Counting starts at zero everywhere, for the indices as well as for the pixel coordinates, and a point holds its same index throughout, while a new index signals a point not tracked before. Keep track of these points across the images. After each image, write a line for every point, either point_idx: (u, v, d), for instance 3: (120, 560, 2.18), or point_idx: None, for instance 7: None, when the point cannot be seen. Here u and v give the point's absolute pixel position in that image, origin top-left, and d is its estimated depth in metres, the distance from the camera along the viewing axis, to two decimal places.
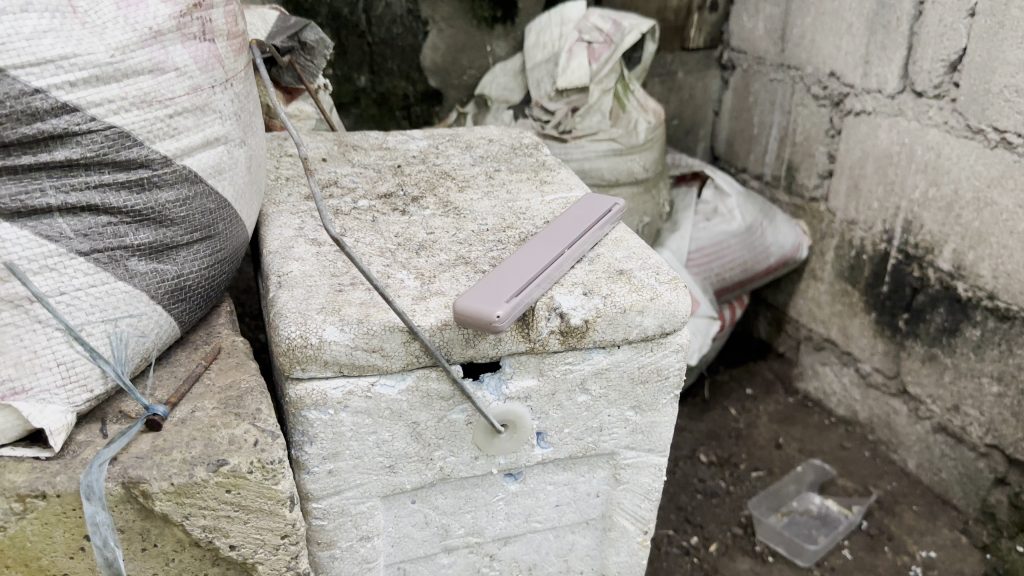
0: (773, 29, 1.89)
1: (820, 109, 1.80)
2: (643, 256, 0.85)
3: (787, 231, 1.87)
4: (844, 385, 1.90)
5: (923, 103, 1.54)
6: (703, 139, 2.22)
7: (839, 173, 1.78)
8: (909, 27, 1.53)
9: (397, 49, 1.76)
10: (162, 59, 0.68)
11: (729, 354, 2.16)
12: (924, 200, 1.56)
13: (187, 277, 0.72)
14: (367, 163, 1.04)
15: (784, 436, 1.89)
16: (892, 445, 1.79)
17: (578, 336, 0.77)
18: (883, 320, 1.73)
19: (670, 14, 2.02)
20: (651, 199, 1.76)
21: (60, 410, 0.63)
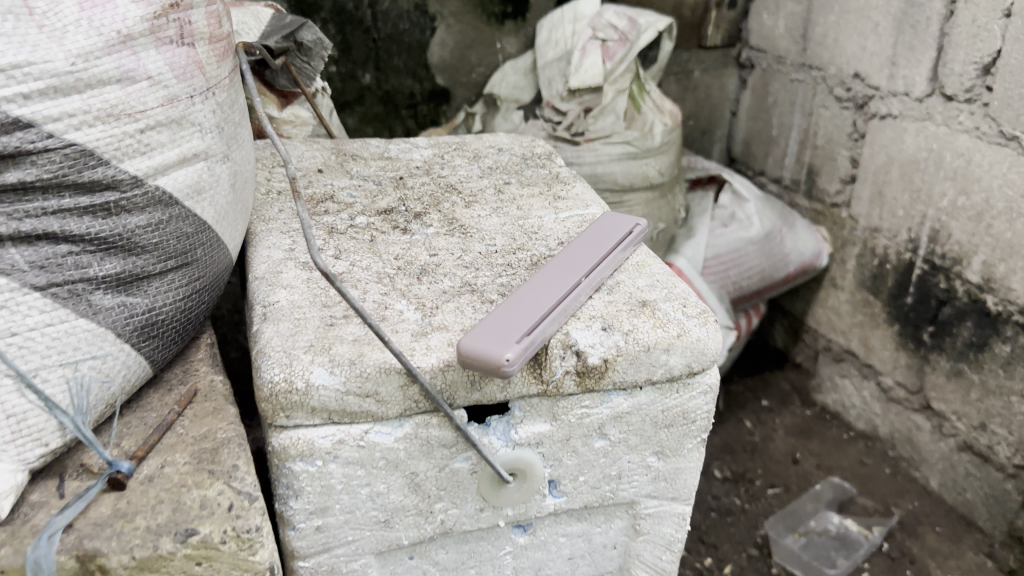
0: (795, 27, 1.80)
1: (843, 112, 1.71)
2: (667, 285, 0.77)
3: (808, 237, 1.79)
4: (864, 399, 1.81)
5: (953, 107, 1.45)
6: (719, 140, 2.13)
7: (862, 179, 1.69)
8: (939, 28, 1.44)
9: (403, 45, 1.67)
10: (132, 67, 0.60)
11: (745, 364, 2.08)
12: (952, 209, 1.48)
13: (161, 310, 0.64)
14: (367, 175, 0.96)
15: (802, 451, 1.80)
16: (914, 461, 1.71)
17: (596, 378, 0.69)
18: (906, 332, 1.64)
19: (686, 11, 1.93)
20: (666, 204, 1.68)
21: (10, 469, 0.55)
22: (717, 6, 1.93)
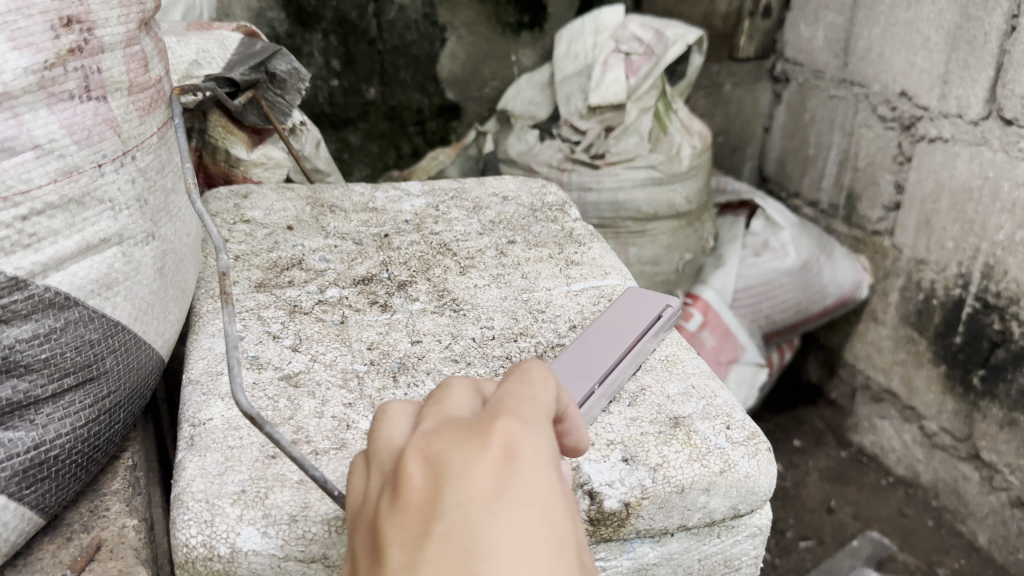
0: (835, 39, 1.63)
1: (887, 133, 1.53)
2: (706, 394, 0.62)
3: (846, 267, 1.61)
4: (904, 442, 1.64)
5: (1013, 132, 1.28)
6: (750, 158, 1.97)
7: (908, 207, 1.52)
8: (999, 45, 1.27)
9: (410, 58, 1.52)
10: (10, 136, 0.46)
11: (778, 399, 1.91)
12: (1011, 244, 1.32)
13: (58, 442, 0.50)
14: (346, 232, 0.81)
15: (836, 498, 1.62)
16: (960, 514, 1.54)
17: (616, 527, 0.54)
18: (955, 374, 1.48)
19: (717, 21, 1.76)
20: (693, 233, 1.53)
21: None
22: (750, 15, 1.76)
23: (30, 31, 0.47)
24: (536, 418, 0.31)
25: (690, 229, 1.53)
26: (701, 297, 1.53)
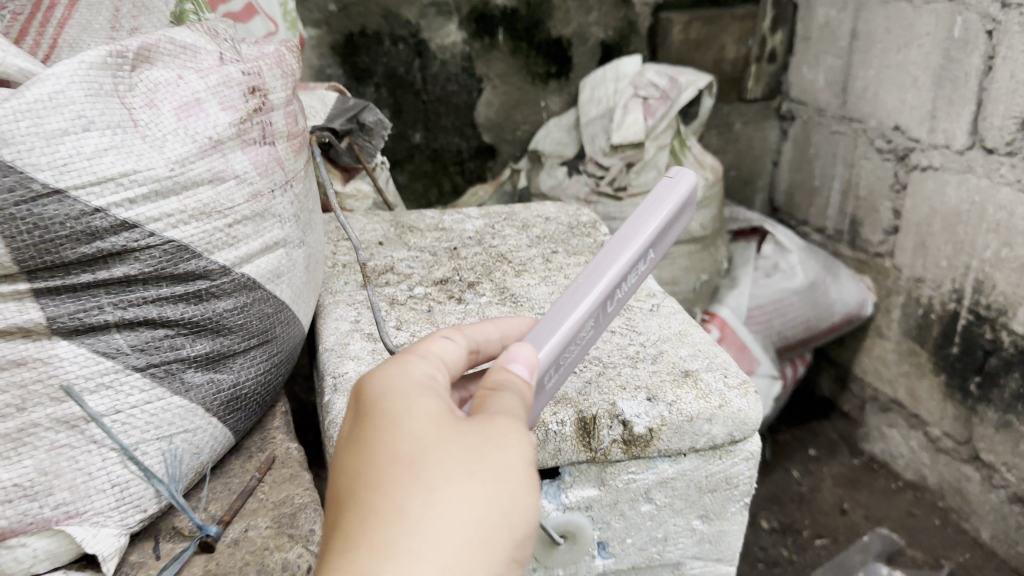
0: (835, 80, 1.84)
1: (884, 163, 1.73)
2: (709, 354, 0.81)
3: (852, 287, 1.81)
4: (911, 448, 1.81)
5: (994, 160, 1.46)
6: (761, 190, 2.18)
7: (905, 230, 1.71)
8: (978, 83, 1.46)
9: (451, 106, 1.74)
10: (222, 168, 0.67)
11: (791, 413, 2.10)
12: (996, 260, 1.48)
13: (245, 383, 0.71)
14: (424, 246, 1.03)
15: (849, 501, 1.80)
16: (965, 513, 1.70)
17: (642, 445, 0.73)
18: (954, 382, 1.65)
19: (726, 66, 1.95)
20: (710, 256, 1.75)
21: (114, 533, 0.61)
22: (757, 60, 1.97)
23: (231, 98, 0.69)
24: (402, 355, 0.49)
25: (705, 252, 1.74)
26: (717, 315, 1.74)
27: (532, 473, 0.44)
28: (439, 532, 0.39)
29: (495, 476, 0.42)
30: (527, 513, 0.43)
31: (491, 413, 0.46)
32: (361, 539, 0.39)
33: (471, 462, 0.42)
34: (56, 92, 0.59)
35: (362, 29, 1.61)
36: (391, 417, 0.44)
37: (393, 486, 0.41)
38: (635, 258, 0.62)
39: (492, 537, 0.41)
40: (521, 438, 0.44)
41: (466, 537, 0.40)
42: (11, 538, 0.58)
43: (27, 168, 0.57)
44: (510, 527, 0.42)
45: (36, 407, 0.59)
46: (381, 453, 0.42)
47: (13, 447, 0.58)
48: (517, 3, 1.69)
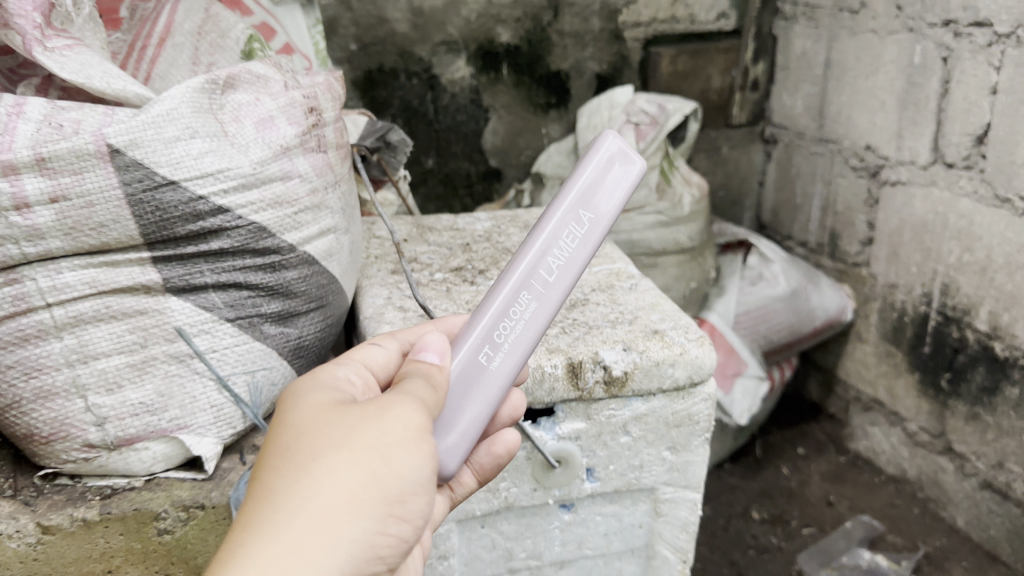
0: (812, 106, 2.01)
1: (858, 180, 1.90)
2: (675, 318, 1.00)
3: (831, 295, 1.97)
4: (892, 444, 1.97)
5: (954, 173, 1.63)
6: (749, 210, 2.34)
7: (880, 241, 1.88)
8: (937, 104, 1.63)
9: (460, 134, 1.94)
10: (290, 169, 0.87)
11: (782, 416, 2.24)
12: (960, 263, 1.65)
13: (306, 336, 0.91)
14: (441, 242, 1.22)
15: (835, 494, 1.95)
16: (941, 502, 1.85)
17: (619, 386, 0.92)
18: (926, 380, 1.81)
19: (713, 95, 2.12)
20: (698, 266, 1.90)
21: (212, 441, 0.83)
22: (741, 88, 2.14)
23: (294, 115, 0.90)
24: (335, 362, 0.64)
25: (694, 262, 1.90)
26: (707, 320, 1.87)
27: (410, 437, 0.56)
28: (322, 480, 0.52)
29: (373, 439, 0.54)
30: (404, 468, 0.55)
31: (380, 397, 0.59)
32: (261, 494, 0.52)
33: (350, 432, 0.54)
34: (171, 109, 0.79)
35: (380, 66, 1.80)
36: (296, 407, 0.57)
37: (279, 469, 0.53)
38: (555, 225, 0.71)
39: (368, 484, 0.53)
40: (401, 410, 0.57)
41: (344, 484, 0.52)
42: (138, 442, 0.80)
43: (151, 165, 0.76)
44: (386, 477, 0.54)
45: (155, 345, 0.80)
46: (284, 434, 0.55)
47: (139, 374, 0.79)
48: (519, 41, 1.89)
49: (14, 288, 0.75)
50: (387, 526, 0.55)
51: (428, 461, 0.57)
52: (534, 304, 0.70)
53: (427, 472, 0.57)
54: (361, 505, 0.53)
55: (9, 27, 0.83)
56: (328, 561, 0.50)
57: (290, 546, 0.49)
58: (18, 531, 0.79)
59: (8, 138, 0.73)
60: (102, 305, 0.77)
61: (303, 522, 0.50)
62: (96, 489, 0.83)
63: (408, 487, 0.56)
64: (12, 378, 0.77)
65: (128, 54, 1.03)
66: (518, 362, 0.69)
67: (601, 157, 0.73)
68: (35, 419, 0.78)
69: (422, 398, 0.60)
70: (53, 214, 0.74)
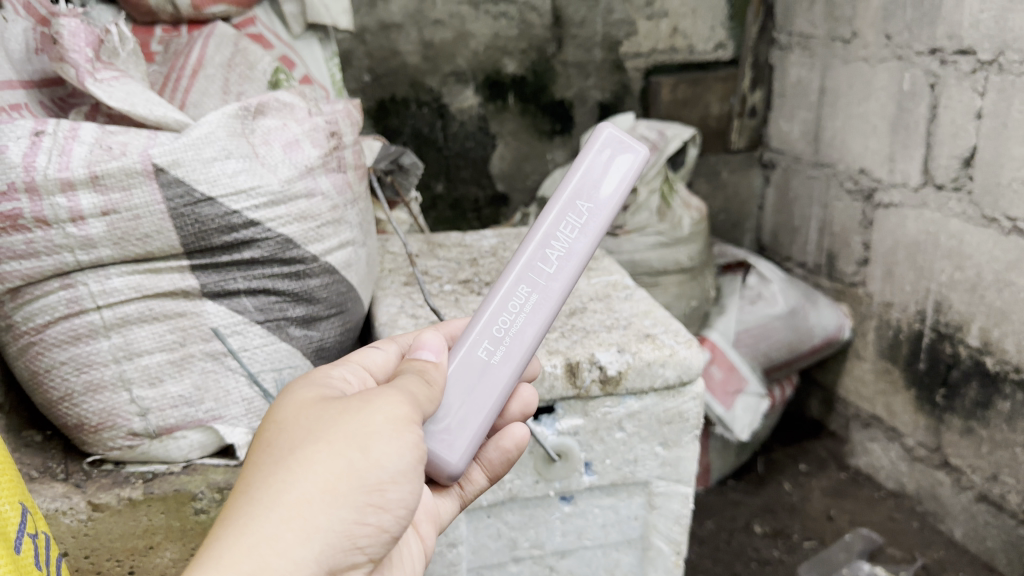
0: (808, 131, 2.00)
1: (853, 203, 1.86)
2: (666, 323, 1.08)
3: (830, 313, 1.91)
4: (891, 459, 1.87)
5: (944, 195, 1.61)
6: (749, 232, 2.32)
7: (875, 261, 1.83)
8: (926, 129, 1.62)
9: (469, 160, 2.03)
10: (313, 187, 0.96)
11: (783, 433, 2.14)
12: (950, 282, 1.61)
13: (327, 338, 1.00)
14: (450, 257, 1.31)
15: (836, 508, 1.86)
16: (940, 515, 1.76)
17: (614, 384, 0.99)
18: (923, 396, 1.74)
19: (712, 122, 2.16)
20: (697, 285, 1.90)
21: (243, 431, 0.93)
22: (739, 116, 2.16)
23: (317, 139, 0.99)
24: (335, 361, 0.68)
25: (694, 281, 1.90)
26: (708, 337, 1.80)
27: (391, 429, 0.58)
28: (298, 469, 0.54)
29: (353, 431, 0.56)
30: (383, 458, 0.57)
31: (366, 392, 0.61)
32: (244, 484, 0.54)
33: (330, 423, 0.57)
34: (209, 132, 0.88)
35: (392, 96, 1.91)
36: (289, 401, 0.60)
37: (261, 461, 0.56)
38: (555, 215, 0.77)
39: (344, 473, 0.55)
40: (384, 402, 0.59)
41: (320, 473, 0.54)
42: (177, 431, 0.91)
43: (191, 182, 0.86)
44: (363, 466, 0.56)
45: (193, 343, 0.90)
46: (272, 427, 0.58)
47: (178, 369, 0.89)
48: (525, 72, 1.98)
49: (69, 292, 0.85)
50: (366, 515, 0.56)
51: (409, 451, 0.58)
52: (534, 296, 0.75)
53: (409, 462, 0.59)
54: (338, 493, 0.54)
55: (63, 61, 0.92)
56: (303, 545, 0.52)
57: (265, 532, 0.51)
58: (71, 507, 0.89)
59: (65, 158, 0.82)
60: (146, 308, 0.87)
61: (279, 508, 0.52)
62: (139, 474, 0.94)
63: (387, 476, 0.57)
64: (66, 373, 0.88)
65: (164, 83, 1.14)
66: (520, 351, 0.74)
67: (596, 151, 0.78)
68: (86, 410, 0.89)
69: (406, 391, 0.62)
70: (104, 225, 0.83)
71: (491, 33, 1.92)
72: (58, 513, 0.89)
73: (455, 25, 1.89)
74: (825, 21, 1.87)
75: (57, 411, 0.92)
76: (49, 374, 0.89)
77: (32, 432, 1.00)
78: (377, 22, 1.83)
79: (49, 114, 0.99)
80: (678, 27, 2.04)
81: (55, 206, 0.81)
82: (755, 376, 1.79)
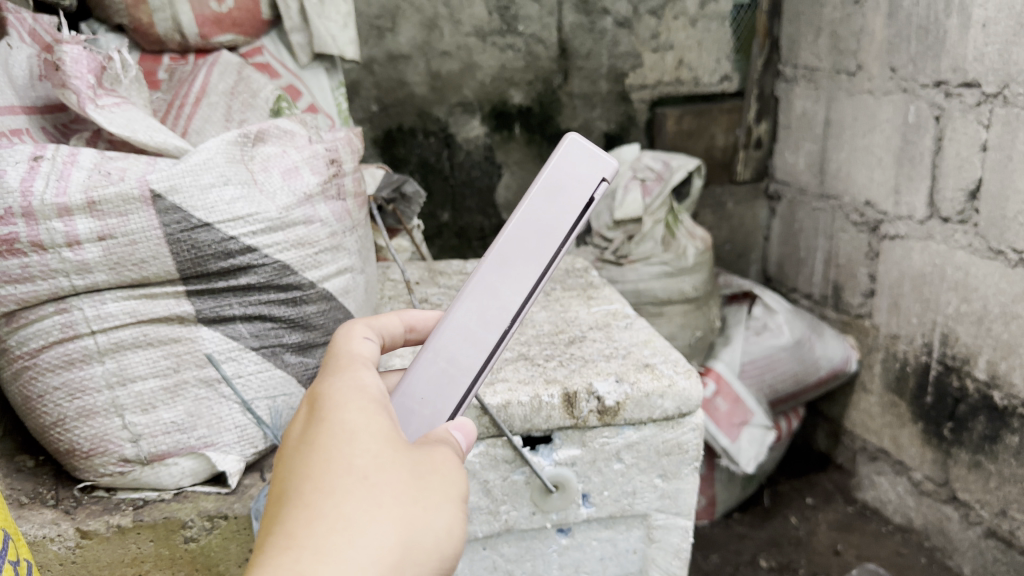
0: (813, 163, 2.00)
1: (859, 234, 1.86)
2: (665, 353, 1.06)
3: (837, 345, 1.88)
4: (899, 493, 1.85)
5: (950, 227, 1.60)
6: (755, 262, 2.31)
7: (881, 292, 1.81)
8: (931, 161, 1.62)
9: (475, 189, 2.03)
10: (312, 214, 0.96)
11: (790, 465, 2.11)
12: (957, 314, 1.60)
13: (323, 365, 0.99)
14: (450, 285, 1.31)
15: (843, 543, 1.82)
16: (948, 551, 1.73)
17: (612, 414, 0.98)
18: (930, 429, 1.72)
19: (717, 152, 2.16)
20: (703, 315, 1.88)
21: (235, 458, 0.92)
22: (744, 147, 2.16)
23: (317, 166, 0.99)
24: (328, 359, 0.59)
25: (699, 312, 1.89)
26: (713, 368, 1.78)
27: (466, 516, 0.46)
28: (378, 550, 0.40)
29: (437, 506, 0.44)
30: (454, 550, 0.45)
31: (429, 456, 0.47)
32: (300, 540, 0.40)
33: (426, 484, 0.45)
34: (208, 159, 0.88)
35: (399, 125, 1.91)
36: (349, 432, 0.45)
37: (338, 490, 0.42)
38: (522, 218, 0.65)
39: (418, 564, 0.42)
40: (458, 481, 0.47)
41: (400, 557, 0.41)
42: (168, 458, 0.90)
43: (188, 208, 0.86)
44: (436, 559, 0.43)
45: (187, 369, 0.89)
46: (334, 464, 0.43)
47: (171, 395, 0.89)
48: (531, 102, 1.99)
49: (63, 316, 0.85)
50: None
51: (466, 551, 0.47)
52: None
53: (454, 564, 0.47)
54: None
55: (65, 87, 0.93)
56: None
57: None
58: (59, 534, 0.88)
59: (63, 183, 0.82)
60: (140, 333, 0.87)
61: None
62: (129, 500, 0.93)
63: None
64: (59, 399, 0.88)
65: (167, 110, 1.15)
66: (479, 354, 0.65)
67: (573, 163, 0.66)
68: (78, 435, 0.89)
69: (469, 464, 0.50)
70: (100, 250, 0.83)
71: (497, 65, 1.93)
72: (46, 540, 0.88)
73: (462, 56, 1.90)
74: (830, 53, 1.88)
75: (49, 436, 0.91)
76: (41, 400, 0.89)
77: (24, 458, 1.00)
78: (385, 53, 1.84)
79: (51, 140, 0.99)
80: (684, 60, 2.05)
81: (51, 230, 0.81)
82: (760, 408, 1.77)
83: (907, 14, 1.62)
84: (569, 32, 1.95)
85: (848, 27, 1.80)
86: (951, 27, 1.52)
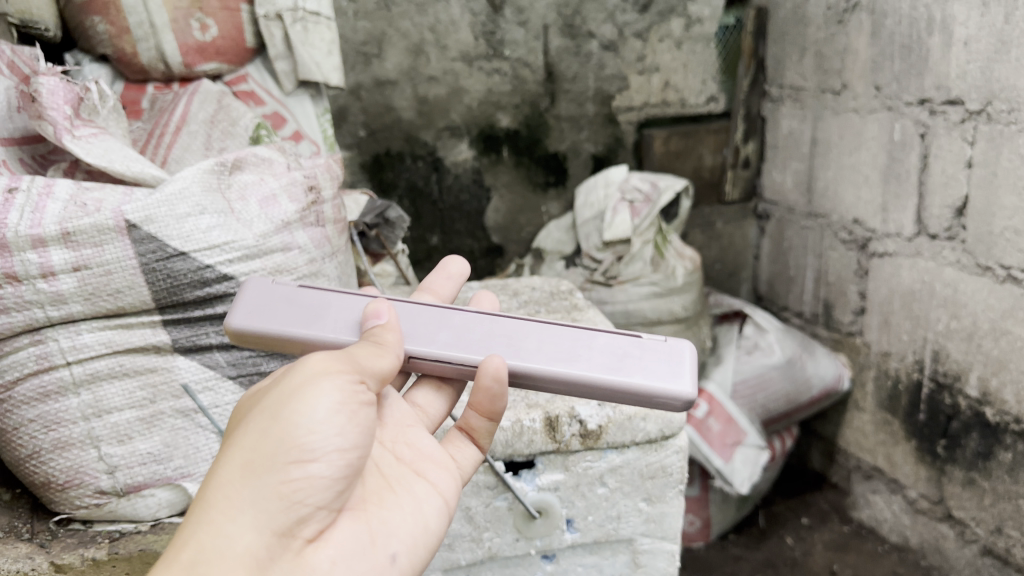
0: (801, 182, 2.00)
1: (848, 252, 1.86)
2: None
3: (828, 363, 1.88)
4: (894, 511, 1.83)
5: (937, 244, 1.60)
6: (746, 281, 2.31)
7: (871, 310, 1.81)
8: (917, 178, 1.62)
9: (464, 213, 2.02)
10: (290, 241, 0.96)
11: (784, 485, 2.09)
12: (947, 331, 1.59)
13: None
14: None
15: (839, 563, 1.80)
16: (945, 571, 1.71)
17: (594, 438, 0.97)
18: (924, 447, 1.71)
19: (705, 173, 2.16)
20: (693, 335, 1.87)
21: None
22: (732, 167, 2.16)
23: (296, 194, 1.00)
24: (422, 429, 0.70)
25: (690, 331, 1.87)
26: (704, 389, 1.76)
27: (293, 391, 0.56)
28: (216, 488, 0.53)
29: (263, 410, 0.56)
30: (294, 422, 0.55)
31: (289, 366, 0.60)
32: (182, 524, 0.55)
33: (255, 409, 0.57)
34: (184, 188, 0.89)
35: (387, 150, 1.91)
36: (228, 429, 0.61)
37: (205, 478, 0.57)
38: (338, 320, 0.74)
39: (250, 468, 0.54)
40: (294, 371, 0.58)
41: (231, 476, 0.54)
42: (145, 489, 0.91)
43: (163, 238, 0.86)
44: (268, 453, 0.54)
45: (163, 400, 0.89)
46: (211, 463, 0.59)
47: (147, 426, 0.89)
48: (518, 126, 1.99)
49: (38, 347, 0.85)
50: (293, 487, 0.54)
51: (332, 402, 0.56)
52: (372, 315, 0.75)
53: (335, 416, 0.56)
54: (251, 485, 0.53)
55: (42, 119, 0.93)
56: (227, 551, 0.51)
57: (185, 558, 0.51)
58: (32, 569, 0.88)
59: (38, 215, 0.82)
60: (116, 364, 0.87)
61: (199, 533, 0.52)
62: (106, 533, 0.93)
63: (302, 440, 0.55)
64: (34, 431, 0.88)
65: (147, 141, 1.16)
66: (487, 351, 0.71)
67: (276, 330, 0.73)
68: (54, 468, 0.89)
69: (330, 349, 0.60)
70: (75, 281, 0.83)
71: (484, 89, 1.94)
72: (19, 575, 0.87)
73: (449, 81, 1.90)
74: (815, 73, 1.89)
75: (25, 469, 0.91)
76: (16, 432, 0.88)
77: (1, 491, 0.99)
78: (372, 79, 1.84)
79: (28, 171, 1.00)
80: (670, 81, 2.06)
81: (25, 261, 0.81)
82: (752, 427, 1.75)
83: (890, 32, 1.63)
84: (555, 56, 1.96)
85: (833, 47, 1.81)
86: (933, 45, 1.53)
